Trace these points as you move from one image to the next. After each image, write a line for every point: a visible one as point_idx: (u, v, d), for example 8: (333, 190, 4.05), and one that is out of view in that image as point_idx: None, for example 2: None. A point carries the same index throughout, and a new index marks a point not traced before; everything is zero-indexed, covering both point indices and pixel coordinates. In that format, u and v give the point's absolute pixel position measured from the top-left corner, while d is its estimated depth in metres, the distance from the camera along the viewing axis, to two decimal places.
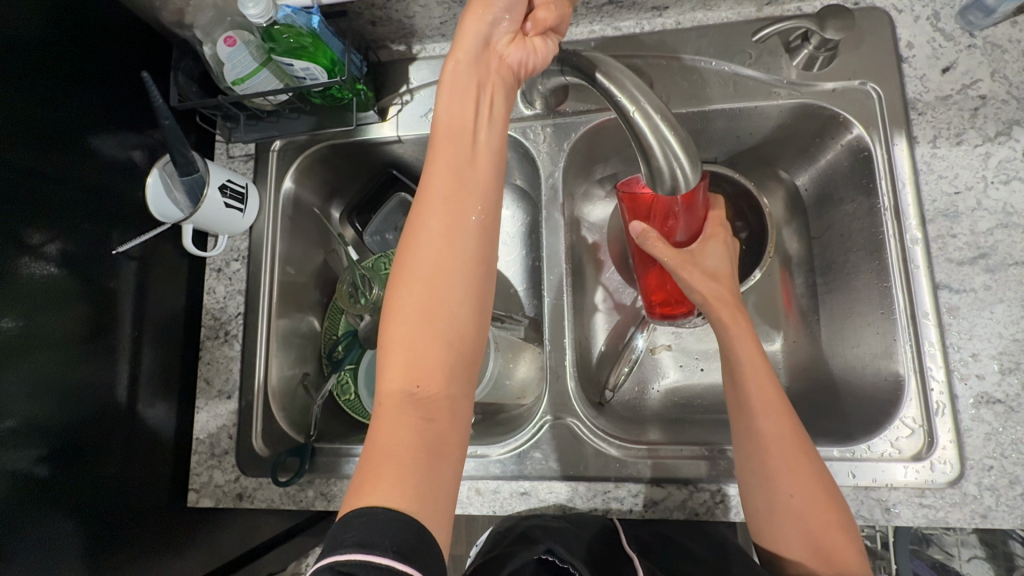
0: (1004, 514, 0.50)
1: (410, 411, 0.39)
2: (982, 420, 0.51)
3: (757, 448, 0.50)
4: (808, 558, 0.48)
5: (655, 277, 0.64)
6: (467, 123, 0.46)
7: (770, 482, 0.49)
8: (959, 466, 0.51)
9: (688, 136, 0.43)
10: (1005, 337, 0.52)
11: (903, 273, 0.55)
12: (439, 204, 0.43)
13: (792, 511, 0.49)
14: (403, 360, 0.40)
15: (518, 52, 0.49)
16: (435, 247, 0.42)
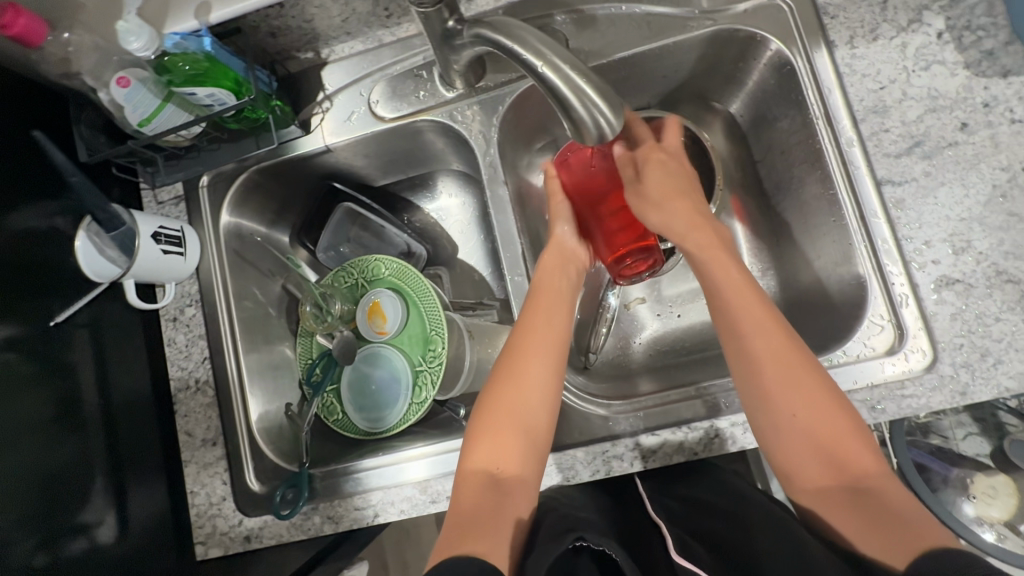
0: (982, 387, 0.51)
1: (493, 491, 0.50)
2: (945, 303, 0.52)
3: (755, 379, 0.51)
4: (822, 473, 0.48)
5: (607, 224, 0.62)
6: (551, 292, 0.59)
7: (772, 405, 0.50)
8: (931, 351, 0.52)
9: (602, 80, 0.43)
10: (952, 219, 0.53)
11: (845, 176, 0.56)
12: (521, 346, 0.55)
13: (798, 428, 0.49)
14: (486, 446, 0.52)
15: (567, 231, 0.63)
16: (512, 364, 0.55)
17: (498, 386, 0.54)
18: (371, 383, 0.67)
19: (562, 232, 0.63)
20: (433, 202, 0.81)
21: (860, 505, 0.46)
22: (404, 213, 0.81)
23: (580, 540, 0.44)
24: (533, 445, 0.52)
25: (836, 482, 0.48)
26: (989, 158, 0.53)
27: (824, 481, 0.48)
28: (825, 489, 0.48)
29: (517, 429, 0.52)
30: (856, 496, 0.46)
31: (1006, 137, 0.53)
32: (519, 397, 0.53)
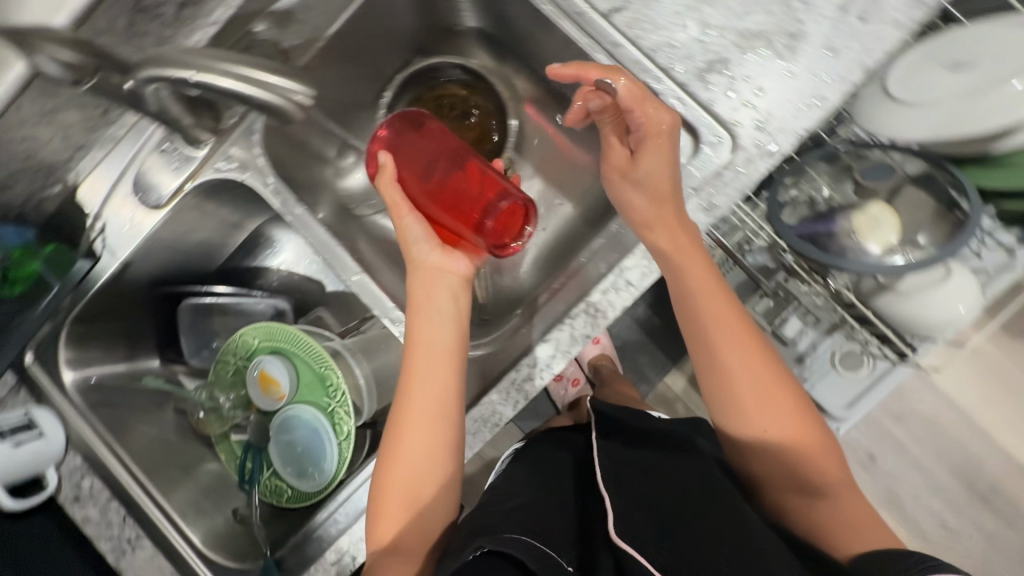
0: (781, 138, 0.53)
1: (389, 559, 0.52)
2: (714, 85, 0.54)
3: (729, 395, 0.54)
4: (767, 468, 0.55)
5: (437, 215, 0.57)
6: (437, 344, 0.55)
7: (746, 419, 0.54)
8: (725, 133, 0.54)
9: (258, 58, 0.44)
10: (681, 11, 0.55)
11: (578, 26, 0.57)
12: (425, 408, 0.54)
13: (774, 444, 0.54)
14: (391, 517, 0.53)
15: (415, 233, 0.56)
16: (417, 420, 0.54)
17: (403, 443, 0.54)
18: (296, 446, 0.66)
19: (415, 245, 0.56)
20: (277, 258, 0.79)
21: (806, 505, 0.54)
22: (256, 280, 0.78)
23: (481, 549, 0.47)
24: (438, 501, 0.54)
25: (783, 480, 0.55)
26: None
27: (778, 480, 0.55)
28: (772, 472, 0.55)
29: (420, 490, 0.53)
30: (823, 530, 0.53)
31: None
32: (421, 450, 0.53)
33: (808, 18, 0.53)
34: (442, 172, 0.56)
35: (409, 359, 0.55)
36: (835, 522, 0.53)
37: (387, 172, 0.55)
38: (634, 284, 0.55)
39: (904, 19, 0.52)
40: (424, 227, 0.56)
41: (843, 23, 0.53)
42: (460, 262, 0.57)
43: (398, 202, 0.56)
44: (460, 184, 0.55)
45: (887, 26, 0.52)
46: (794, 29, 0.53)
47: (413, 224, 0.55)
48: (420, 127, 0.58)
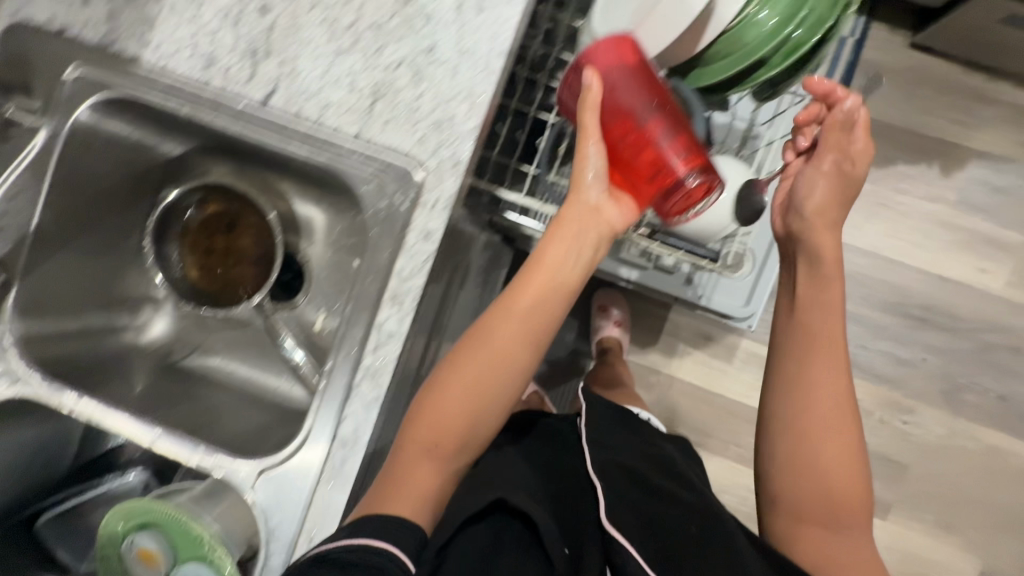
0: (461, 145, 0.55)
1: (430, 453, 0.69)
2: (382, 124, 0.55)
3: (843, 464, 0.74)
4: (812, 502, 0.74)
5: (615, 155, 0.66)
6: (558, 278, 0.67)
7: (829, 471, 0.74)
8: (412, 162, 0.55)
9: None
10: (324, 72, 0.56)
11: (243, 124, 0.57)
12: (506, 341, 0.69)
13: (836, 494, 0.73)
14: (428, 452, 0.69)
15: (591, 180, 0.66)
16: (529, 313, 0.67)
17: (510, 325, 0.68)
18: None
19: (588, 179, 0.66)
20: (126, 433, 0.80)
21: (801, 532, 0.75)
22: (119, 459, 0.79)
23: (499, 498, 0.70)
24: (482, 414, 0.69)
25: (832, 507, 0.73)
26: (299, 10, 0.56)
27: (807, 508, 0.74)
28: (802, 514, 0.75)
29: (476, 413, 0.69)
30: (807, 535, 0.75)
31: None
32: (490, 366, 0.68)
33: (434, 30, 0.54)
34: (633, 98, 0.62)
35: (530, 273, 0.68)
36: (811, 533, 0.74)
37: (590, 104, 0.62)
38: (396, 332, 0.56)
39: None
40: (601, 161, 0.65)
41: (466, 22, 0.54)
42: (619, 212, 0.67)
43: (595, 131, 0.64)
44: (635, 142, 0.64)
45: (502, 8, 0.54)
46: (426, 44, 0.55)
47: (596, 156, 0.64)
48: (619, 52, 0.62)
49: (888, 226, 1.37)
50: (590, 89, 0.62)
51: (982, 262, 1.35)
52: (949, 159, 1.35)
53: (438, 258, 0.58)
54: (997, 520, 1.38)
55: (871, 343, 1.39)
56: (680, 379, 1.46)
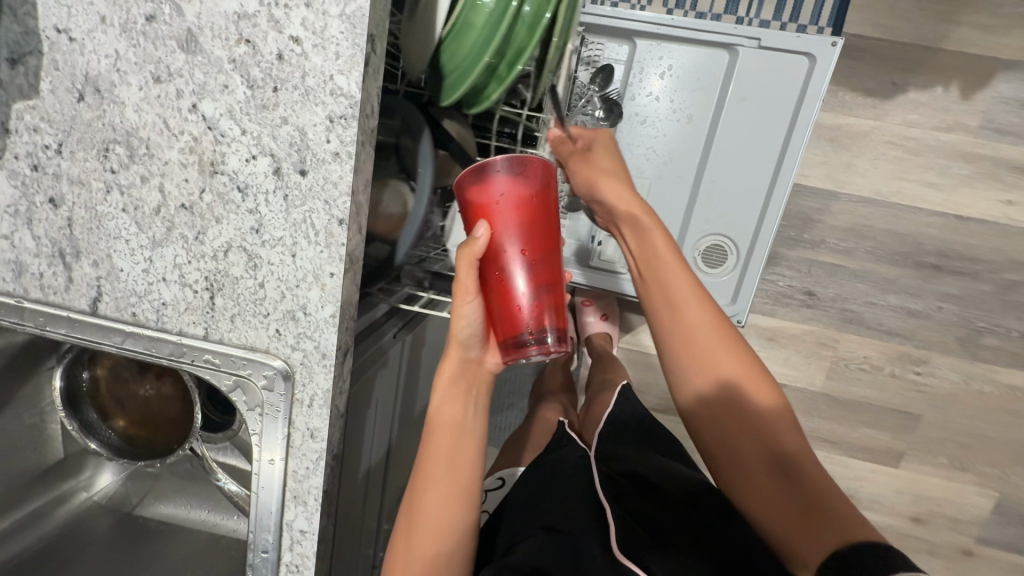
0: (323, 335, 0.45)
1: None
2: (228, 321, 0.46)
3: (744, 391, 0.67)
4: (749, 450, 0.66)
5: (499, 293, 0.57)
6: (461, 426, 0.61)
7: (738, 402, 0.67)
8: (273, 360, 0.46)
9: None
10: (144, 269, 0.46)
11: (76, 336, 0.48)
12: (436, 487, 0.59)
13: (759, 428, 0.66)
14: None
15: (470, 329, 0.58)
16: (447, 482, 0.59)
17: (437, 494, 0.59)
18: None
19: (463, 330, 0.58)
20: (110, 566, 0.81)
21: (763, 495, 0.65)
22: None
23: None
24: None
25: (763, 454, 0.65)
26: (92, 198, 0.45)
27: (753, 462, 0.66)
28: (752, 473, 0.66)
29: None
30: (735, 461, 0.67)
31: (73, 170, 0.45)
32: (432, 532, 0.59)
33: (255, 203, 0.43)
34: (513, 242, 0.56)
35: (433, 438, 0.60)
36: (721, 425, 0.67)
37: (468, 259, 0.55)
38: (308, 530, 0.51)
39: (341, 145, 0.41)
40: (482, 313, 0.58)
41: (289, 187, 0.42)
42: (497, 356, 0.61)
43: (471, 287, 0.56)
44: (506, 295, 0.57)
45: (330, 164, 0.42)
46: (252, 221, 0.44)
47: (471, 314, 0.57)
48: (503, 188, 0.56)
49: (897, 168, 1.21)
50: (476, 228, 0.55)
51: (1007, 194, 1.20)
52: (972, 77, 1.14)
53: (336, 444, 0.51)
54: (1014, 454, 1.36)
55: (880, 299, 1.29)
56: None
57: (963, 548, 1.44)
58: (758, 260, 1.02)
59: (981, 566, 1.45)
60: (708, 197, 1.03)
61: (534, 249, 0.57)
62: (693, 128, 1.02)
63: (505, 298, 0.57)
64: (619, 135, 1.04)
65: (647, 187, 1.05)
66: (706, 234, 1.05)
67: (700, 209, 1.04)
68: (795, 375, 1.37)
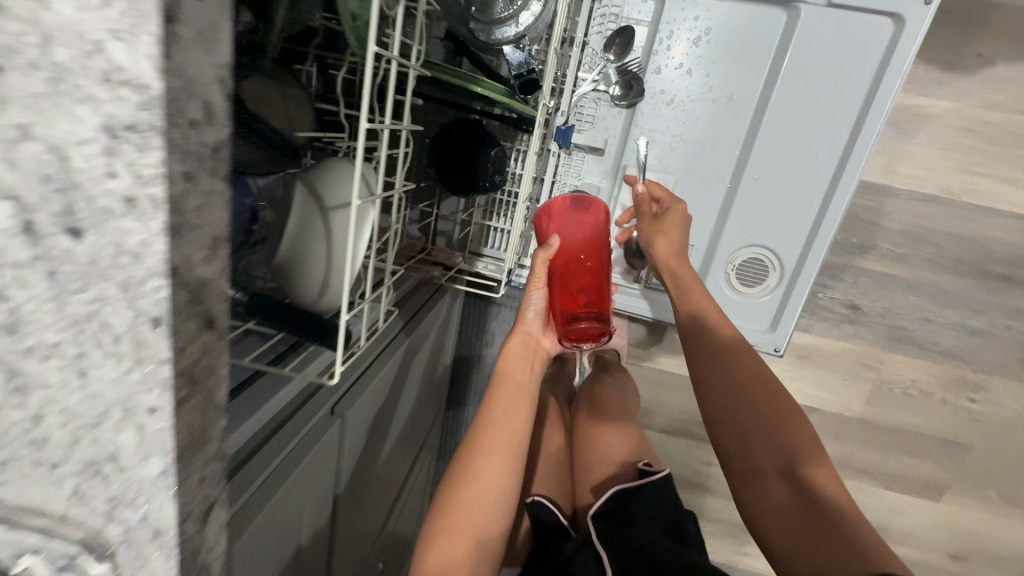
0: (152, 510, 0.26)
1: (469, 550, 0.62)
2: None
3: (734, 346, 0.70)
4: (753, 410, 0.66)
5: (562, 291, 0.72)
6: (523, 386, 0.72)
7: (733, 366, 0.69)
8: None
9: None
10: None
11: None
12: (492, 435, 0.68)
13: (755, 390, 0.67)
14: (449, 555, 0.61)
15: (534, 310, 0.74)
16: (497, 438, 0.68)
17: (488, 463, 0.66)
18: None
19: (531, 315, 0.74)
20: None
21: (774, 458, 0.64)
22: None
23: None
24: (489, 517, 0.65)
25: (770, 413, 0.66)
26: None
27: (760, 417, 0.66)
28: (754, 429, 0.66)
29: (481, 515, 0.64)
30: (739, 424, 0.67)
31: None
32: (477, 510, 0.64)
33: None
34: (578, 253, 0.72)
35: (495, 398, 0.71)
36: (729, 382, 0.68)
37: (543, 258, 0.70)
38: None
39: (135, 183, 0.20)
40: (546, 300, 0.73)
41: None
42: (552, 341, 0.76)
43: (541, 280, 0.72)
44: (569, 290, 0.72)
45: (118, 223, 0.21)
46: None
47: (538, 299, 0.73)
48: (575, 211, 0.74)
49: (970, 159, 1.01)
50: (556, 237, 0.71)
51: None
52: None
53: None
54: None
55: (937, 315, 1.09)
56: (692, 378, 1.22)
57: None
58: (806, 280, 0.82)
59: None
60: (747, 201, 0.82)
61: (588, 263, 0.72)
62: (733, 109, 0.80)
63: (570, 293, 0.72)
64: (638, 117, 0.83)
65: (671, 185, 0.84)
66: (743, 247, 0.84)
67: (737, 215, 0.83)
68: (830, 399, 1.18)
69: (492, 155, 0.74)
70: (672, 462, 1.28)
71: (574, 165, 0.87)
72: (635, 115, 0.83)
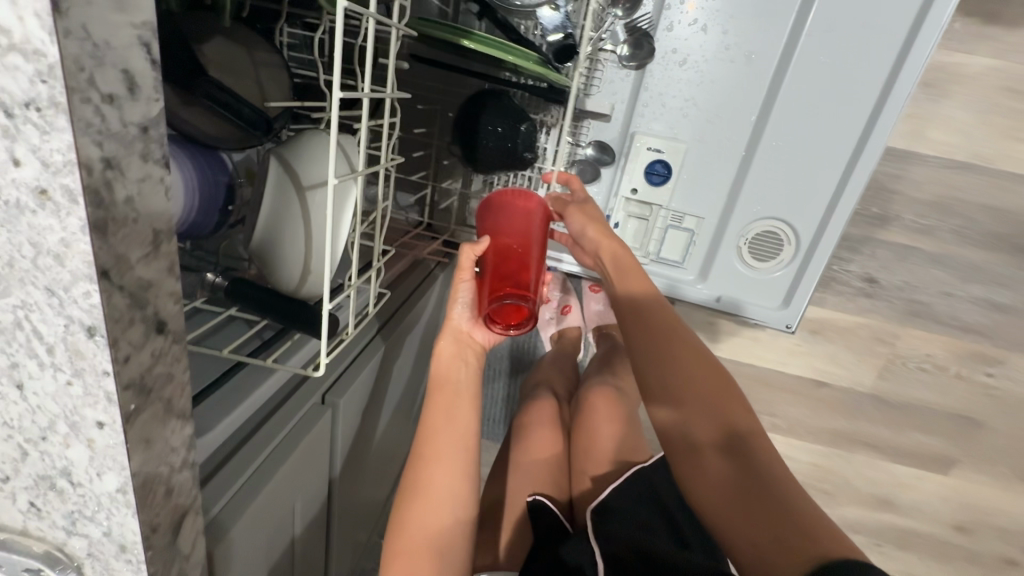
0: (116, 517, 0.24)
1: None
2: None
3: (666, 342, 0.58)
4: (698, 407, 0.53)
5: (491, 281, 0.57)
6: (455, 387, 0.58)
7: (668, 366, 0.56)
8: (41, 550, 0.26)
9: None
10: None
11: None
12: (435, 446, 0.55)
13: (693, 385, 0.54)
14: None
15: (460, 306, 0.59)
16: (448, 438, 0.56)
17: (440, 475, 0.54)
18: None
19: (458, 314, 0.59)
20: None
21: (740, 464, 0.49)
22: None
23: None
24: (453, 542, 0.52)
25: (712, 398, 0.54)
26: None
27: (703, 412, 0.53)
28: (707, 432, 0.52)
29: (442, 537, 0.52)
30: (691, 432, 0.53)
31: None
32: (436, 514, 0.53)
33: None
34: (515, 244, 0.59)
35: (434, 402, 0.57)
36: (670, 382, 0.55)
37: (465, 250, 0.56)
38: None
39: (47, 171, 0.18)
40: (473, 295, 0.59)
41: None
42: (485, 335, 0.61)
43: (466, 274, 0.58)
44: (500, 279, 0.57)
45: (49, 216, 0.18)
46: None
47: (463, 293, 0.58)
48: (517, 202, 0.64)
49: (1011, 123, 0.94)
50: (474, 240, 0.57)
51: None
52: None
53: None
54: None
55: (958, 289, 1.05)
56: None
57: (1008, 557, 1.29)
58: (825, 249, 0.78)
59: None
60: (763, 166, 0.77)
61: (518, 250, 0.59)
62: (754, 68, 0.73)
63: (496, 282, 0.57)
64: (647, 79, 0.77)
65: (683, 153, 0.78)
66: (755, 217, 0.80)
67: (752, 183, 0.78)
68: (840, 374, 1.16)
69: (522, 132, 0.69)
70: None
71: (580, 133, 0.81)
72: (644, 76, 0.77)
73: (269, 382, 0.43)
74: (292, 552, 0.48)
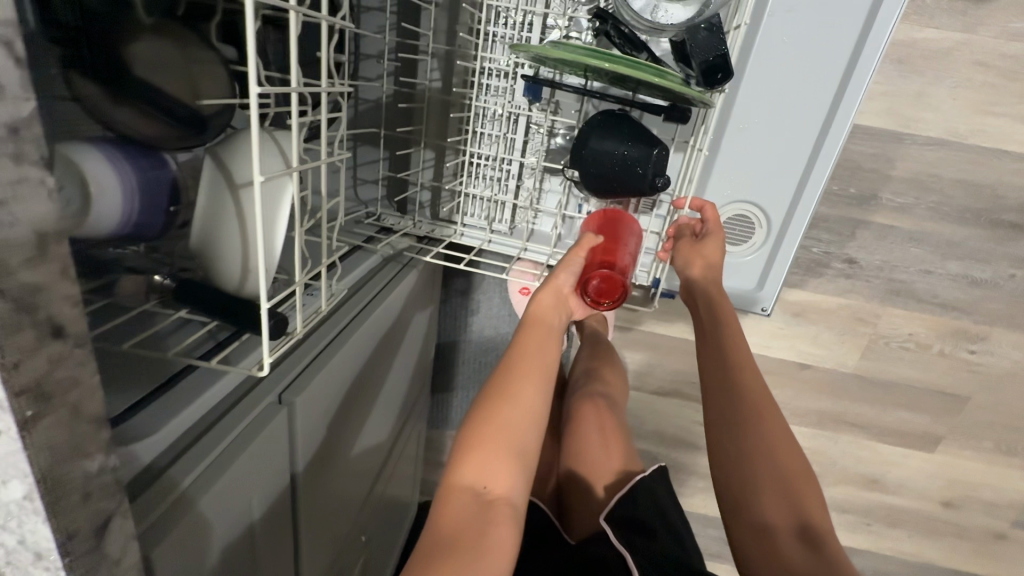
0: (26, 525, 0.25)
1: (503, 465, 0.55)
2: None
3: (762, 417, 0.63)
4: (775, 473, 0.62)
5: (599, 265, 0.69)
6: (552, 330, 0.65)
7: (763, 432, 0.63)
8: None
9: None
10: None
11: None
12: (524, 369, 0.60)
13: (780, 454, 0.62)
14: (481, 461, 0.54)
15: (569, 273, 0.68)
16: (535, 362, 0.61)
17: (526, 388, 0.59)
18: None
19: (563, 278, 0.68)
20: None
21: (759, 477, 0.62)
22: None
23: None
24: (531, 440, 0.57)
25: (792, 465, 0.62)
26: None
27: (794, 485, 0.61)
28: (776, 481, 0.62)
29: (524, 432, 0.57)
30: (764, 465, 0.62)
31: None
32: (515, 421, 0.57)
33: None
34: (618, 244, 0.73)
35: (526, 334, 0.64)
36: (771, 440, 0.63)
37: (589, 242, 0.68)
38: None
39: None
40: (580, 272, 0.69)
41: None
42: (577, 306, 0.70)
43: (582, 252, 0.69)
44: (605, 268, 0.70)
45: None
46: None
47: (576, 265, 0.68)
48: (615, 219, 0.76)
49: (985, 98, 0.94)
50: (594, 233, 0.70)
51: None
52: None
53: None
54: None
55: (938, 266, 1.05)
56: (686, 340, 1.19)
57: (995, 530, 1.30)
58: (796, 230, 0.78)
59: (1014, 548, 1.33)
60: (731, 151, 0.77)
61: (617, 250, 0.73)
62: None
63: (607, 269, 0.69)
64: None
65: None
66: (725, 203, 0.79)
67: (722, 169, 0.78)
68: (824, 356, 1.16)
69: (654, 156, 0.67)
70: (664, 422, 1.28)
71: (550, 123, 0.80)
72: None
73: (215, 388, 0.43)
74: (254, 552, 0.48)
